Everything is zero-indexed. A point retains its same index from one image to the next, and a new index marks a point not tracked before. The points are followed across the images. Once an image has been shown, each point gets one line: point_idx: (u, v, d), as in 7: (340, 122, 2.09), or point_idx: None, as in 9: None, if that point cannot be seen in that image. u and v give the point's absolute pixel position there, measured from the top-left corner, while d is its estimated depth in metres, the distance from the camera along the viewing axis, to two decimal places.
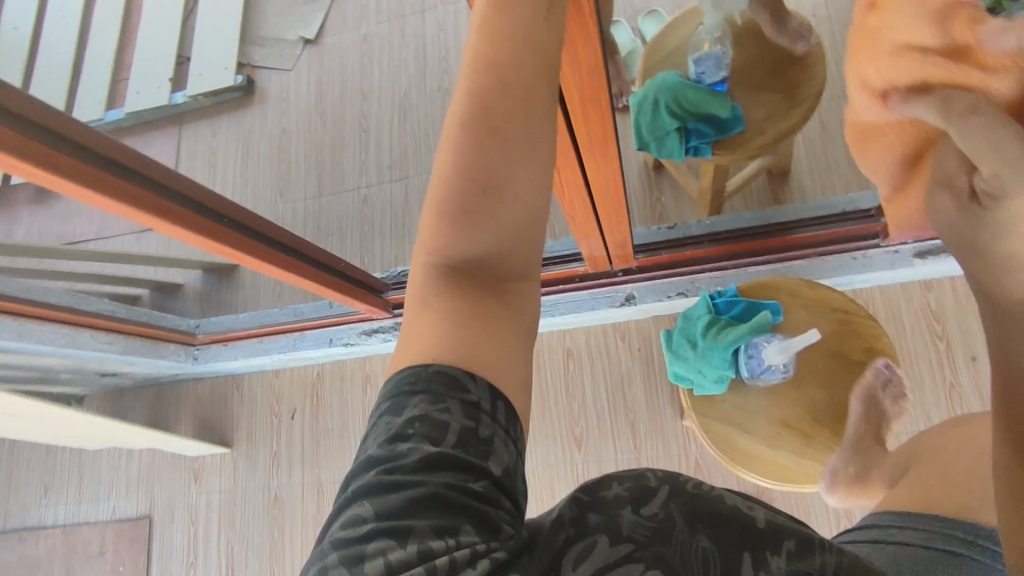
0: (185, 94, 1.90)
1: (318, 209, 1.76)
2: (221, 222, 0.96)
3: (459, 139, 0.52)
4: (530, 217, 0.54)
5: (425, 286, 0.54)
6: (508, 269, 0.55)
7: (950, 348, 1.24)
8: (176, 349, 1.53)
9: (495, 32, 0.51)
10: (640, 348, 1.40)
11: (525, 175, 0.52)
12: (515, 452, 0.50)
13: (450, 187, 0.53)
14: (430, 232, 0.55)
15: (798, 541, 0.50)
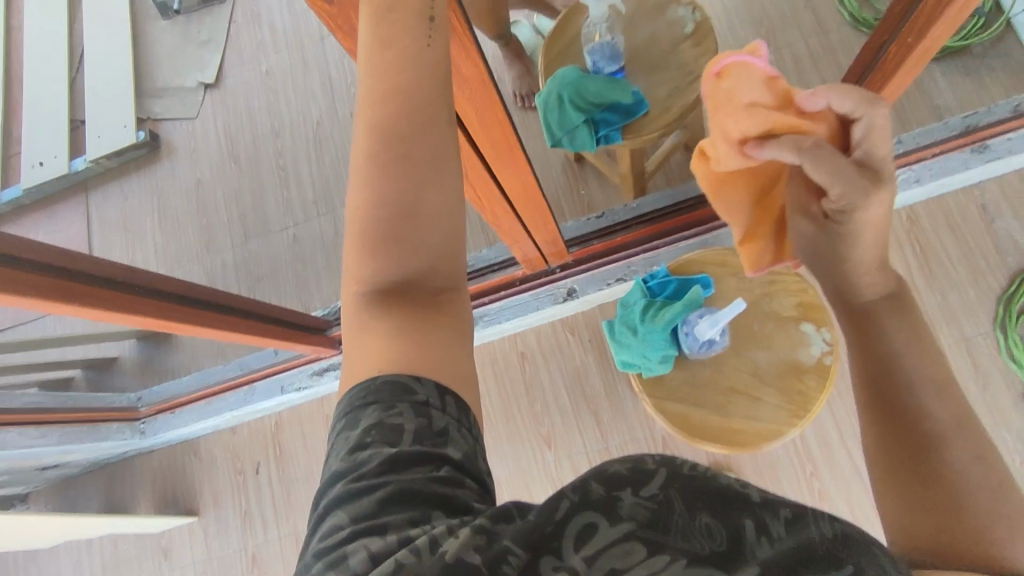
0: (86, 160, 1.82)
1: (248, 255, 1.71)
2: (136, 293, 0.91)
3: (368, 156, 0.49)
4: (451, 228, 0.51)
5: (356, 308, 0.49)
6: (437, 282, 0.50)
7: None
8: (119, 426, 1.46)
9: (377, 62, 0.48)
10: (591, 338, 1.42)
11: (440, 184, 0.49)
12: (471, 438, 0.47)
13: (365, 210, 0.49)
14: (354, 256, 0.50)
15: (794, 511, 0.44)
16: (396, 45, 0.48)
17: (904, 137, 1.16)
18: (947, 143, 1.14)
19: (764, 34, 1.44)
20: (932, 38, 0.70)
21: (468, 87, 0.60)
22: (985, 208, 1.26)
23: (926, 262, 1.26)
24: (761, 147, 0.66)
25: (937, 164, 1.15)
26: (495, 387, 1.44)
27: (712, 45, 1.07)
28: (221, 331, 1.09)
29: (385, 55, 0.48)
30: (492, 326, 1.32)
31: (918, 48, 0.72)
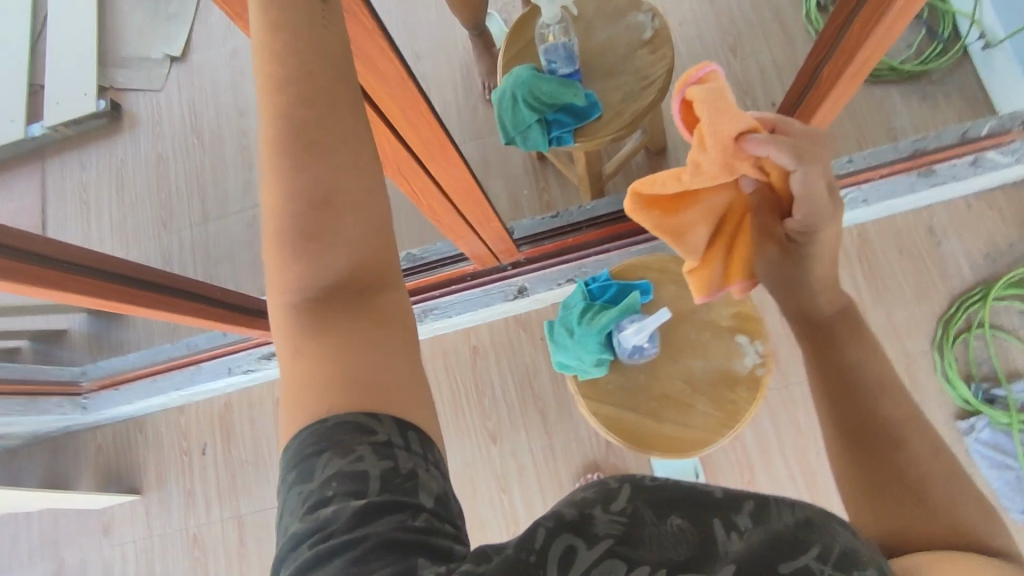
0: (44, 126, 1.77)
1: (206, 234, 1.68)
2: (66, 270, 0.85)
3: (276, 166, 0.46)
4: (373, 217, 0.47)
5: (292, 331, 0.46)
6: (373, 278, 0.47)
7: None
8: (59, 400, 1.43)
9: (277, 53, 0.45)
10: (543, 338, 1.42)
11: (353, 176, 0.46)
12: (441, 478, 0.44)
13: (279, 223, 0.46)
14: (279, 272, 0.47)
15: (758, 503, 0.43)
16: (291, 29, 0.45)
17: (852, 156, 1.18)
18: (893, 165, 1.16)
19: (730, 46, 1.46)
20: (862, 61, 0.71)
21: (383, 81, 0.60)
22: (932, 230, 1.28)
23: (872, 280, 1.28)
24: (759, 143, 0.61)
25: (883, 185, 1.18)
26: (445, 380, 1.44)
27: (667, 51, 1.07)
28: (165, 314, 1.07)
29: (282, 36, 0.45)
30: (441, 320, 1.31)
31: (850, 70, 0.73)
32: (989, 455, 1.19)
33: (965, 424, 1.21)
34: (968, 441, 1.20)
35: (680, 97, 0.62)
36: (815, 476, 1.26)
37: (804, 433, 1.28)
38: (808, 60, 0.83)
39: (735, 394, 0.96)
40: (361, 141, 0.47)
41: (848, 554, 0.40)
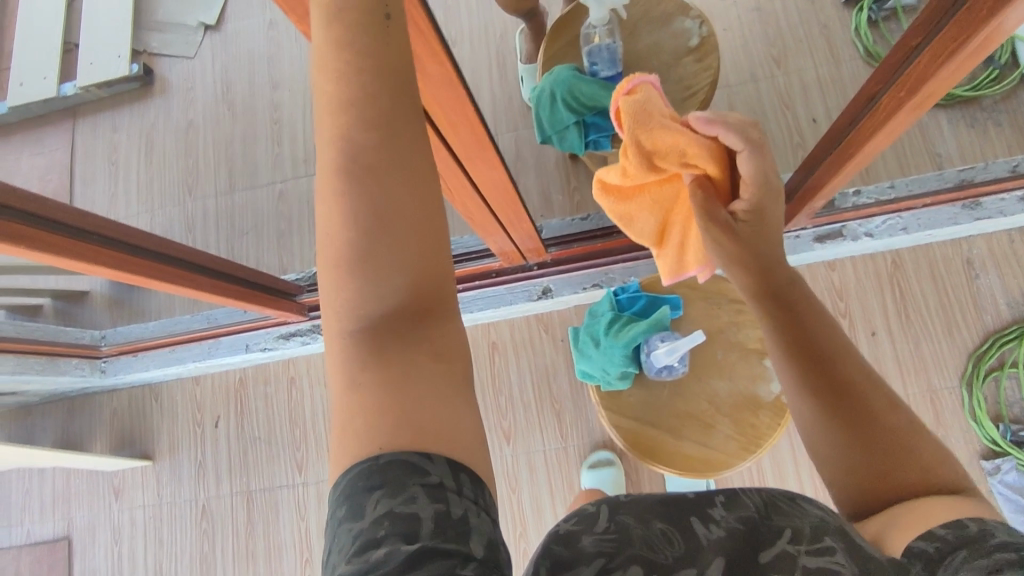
0: (76, 85, 1.76)
1: (231, 207, 1.67)
2: (96, 242, 0.86)
3: (334, 190, 0.41)
4: (433, 242, 0.43)
5: (341, 365, 0.42)
6: (428, 308, 0.43)
7: (852, 323, 1.27)
8: (78, 362, 1.44)
9: (345, 69, 0.40)
10: (564, 339, 1.41)
11: (412, 199, 0.42)
12: (493, 521, 0.42)
13: (335, 249, 0.42)
14: (330, 299, 0.42)
15: (728, 496, 0.55)
16: (356, 36, 0.40)
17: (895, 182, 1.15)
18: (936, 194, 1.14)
19: (777, 56, 1.42)
20: (929, 91, 0.67)
21: (435, 86, 0.58)
22: (970, 263, 1.25)
23: (903, 309, 1.26)
24: (708, 124, 0.64)
25: (926, 215, 1.15)
26: None
27: (714, 61, 1.04)
28: (179, 287, 1.05)
29: (349, 37, 0.40)
30: (463, 313, 1.31)
31: (911, 102, 0.69)
32: (1012, 498, 1.17)
33: (991, 465, 1.19)
34: (992, 482, 1.18)
35: (614, 108, 0.68)
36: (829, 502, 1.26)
37: None
38: (864, 86, 0.79)
39: (760, 419, 0.95)
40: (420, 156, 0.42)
41: (818, 527, 0.49)
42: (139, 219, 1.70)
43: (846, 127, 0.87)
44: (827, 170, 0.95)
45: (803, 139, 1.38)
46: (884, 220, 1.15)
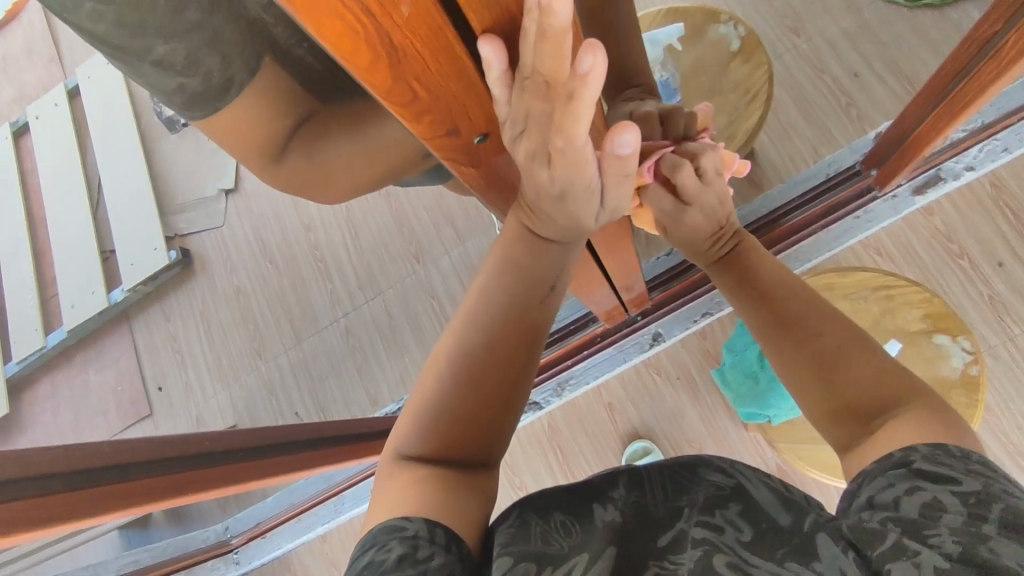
0: (124, 290, 1.79)
1: (302, 355, 1.65)
2: (243, 459, 0.76)
3: (447, 343, 0.52)
4: (502, 400, 0.51)
5: (388, 465, 0.48)
6: (472, 449, 0.49)
7: (974, 262, 1.24)
8: (213, 563, 1.48)
9: (501, 265, 0.54)
10: (679, 376, 1.32)
11: (499, 365, 0.51)
12: (461, 567, 0.41)
13: (428, 385, 0.51)
14: (404, 421, 0.51)
15: (631, 479, 0.51)
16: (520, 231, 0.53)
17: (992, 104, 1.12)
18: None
19: (792, 27, 1.39)
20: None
21: None
22: None
23: (1019, 226, 1.23)
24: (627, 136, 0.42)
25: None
26: (590, 445, 1.34)
27: (761, 58, 1.04)
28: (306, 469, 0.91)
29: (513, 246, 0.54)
30: (580, 386, 1.30)
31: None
32: None
33: None
34: None
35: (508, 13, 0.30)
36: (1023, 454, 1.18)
37: (995, 406, 1.20)
38: (977, 29, 0.78)
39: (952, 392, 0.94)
40: (520, 347, 0.52)
41: (714, 497, 0.47)
42: (218, 398, 1.67)
43: (953, 75, 0.86)
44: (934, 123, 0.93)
45: (850, 97, 1.33)
46: (981, 147, 1.19)
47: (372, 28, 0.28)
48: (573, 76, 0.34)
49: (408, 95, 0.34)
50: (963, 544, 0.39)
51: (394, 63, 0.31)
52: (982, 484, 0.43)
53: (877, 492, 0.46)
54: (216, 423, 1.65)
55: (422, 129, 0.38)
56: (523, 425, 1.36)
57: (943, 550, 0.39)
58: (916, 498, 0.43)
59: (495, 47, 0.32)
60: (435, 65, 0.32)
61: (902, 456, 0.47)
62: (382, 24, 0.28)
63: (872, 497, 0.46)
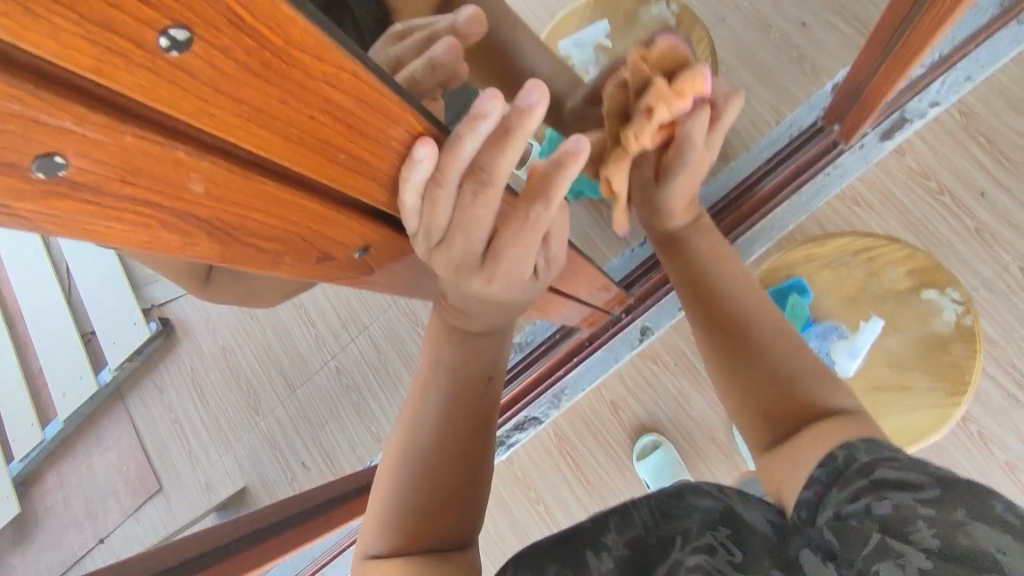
0: (111, 369, 1.77)
1: (299, 404, 1.62)
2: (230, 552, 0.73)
3: (404, 418, 0.49)
4: (470, 467, 0.47)
5: (367, 561, 0.45)
6: (449, 526, 0.45)
7: (954, 195, 1.21)
8: None
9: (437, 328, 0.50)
10: (678, 363, 1.27)
11: (458, 430, 0.48)
12: None
13: (392, 467, 0.47)
14: (375, 509, 0.47)
15: (622, 516, 0.54)
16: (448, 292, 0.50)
17: (947, 37, 1.09)
18: (986, 29, 1.13)
19: None
20: None
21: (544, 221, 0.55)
22: None
23: (994, 151, 1.19)
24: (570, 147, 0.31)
25: (982, 54, 1.16)
26: (599, 447, 1.29)
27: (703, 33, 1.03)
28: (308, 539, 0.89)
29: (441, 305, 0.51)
30: (578, 394, 1.28)
31: None
32: None
33: None
34: None
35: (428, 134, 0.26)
36: None
37: (1001, 340, 1.17)
38: None
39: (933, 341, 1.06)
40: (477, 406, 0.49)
41: (706, 520, 0.51)
42: (224, 460, 1.65)
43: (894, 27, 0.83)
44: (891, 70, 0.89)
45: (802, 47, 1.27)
46: (942, 81, 1.17)
47: (160, 215, 0.21)
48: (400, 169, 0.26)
49: (252, 251, 0.26)
50: (940, 537, 0.40)
51: (215, 236, 0.23)
52: (926, 474, 0.45)
53: (841, 505, 0.46)
54: (225, 488, 1.63)
55: (289, 269, 0.30)
56: (529, 439, 1.31)
57: (924, 546, 0.40)
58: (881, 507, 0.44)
59: (433, 148, 0.25)
60: (276, 223, 0.25)
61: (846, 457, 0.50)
62: (182, 207, 0.21)
63: (838, 512, 0.46)
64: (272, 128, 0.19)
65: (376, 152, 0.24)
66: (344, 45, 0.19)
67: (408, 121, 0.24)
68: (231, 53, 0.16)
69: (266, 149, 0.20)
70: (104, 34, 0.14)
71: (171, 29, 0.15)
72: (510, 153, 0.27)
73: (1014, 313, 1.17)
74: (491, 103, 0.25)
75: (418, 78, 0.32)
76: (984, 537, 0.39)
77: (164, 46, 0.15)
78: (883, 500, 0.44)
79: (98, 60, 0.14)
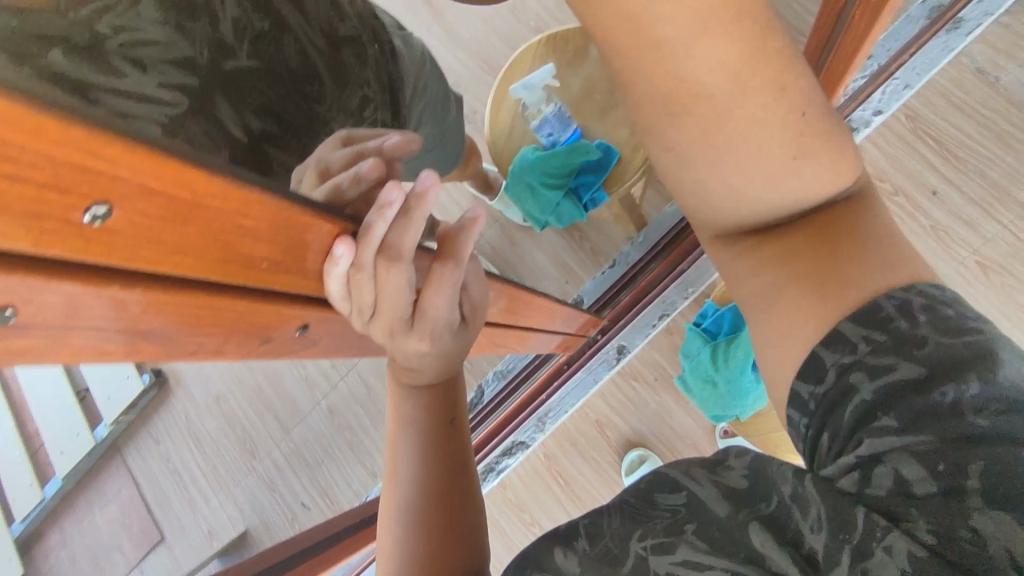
0: (107, 424, 1.77)
1: (294, 445, 1.65)
2: None
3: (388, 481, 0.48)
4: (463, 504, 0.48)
5: None
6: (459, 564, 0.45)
7: (909, 196, 1.25)
8: None
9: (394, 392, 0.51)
10: (658, 377, 1.31)
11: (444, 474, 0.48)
12: None
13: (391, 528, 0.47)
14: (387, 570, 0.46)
15: (590, 527, 0.40)
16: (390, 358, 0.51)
17: (880, 44, 1.14)
18: (918, 39, 1.18)
19: None
20: None
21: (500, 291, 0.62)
22: (982, 72, 1.22)
23: (944, 151, 1.24)
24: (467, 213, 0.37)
25: (922, 58, 1.20)
26: (588, 465, 1.32)
27: None
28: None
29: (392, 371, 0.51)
30: (559, 418, 1.31)
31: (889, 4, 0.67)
32: None
33: None
34: None
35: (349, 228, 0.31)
36: None
37: None
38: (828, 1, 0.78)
39: None
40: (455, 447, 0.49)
41: None
42: (225, 507, 1.67)
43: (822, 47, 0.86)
44: (825, 87, 0.92)
45: None
46: (884, 89, 1.21)
47: (109, 332, 0.25)
48: (326, 261, 0.30)
49: (199, 344, 0.30)
50: (939, 527, 0.33)
51: (158, 335, 0.27)
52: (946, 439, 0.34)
53: (834, 472, 0.38)
54: (227, 533, 1.65)
55: (237, 354, 0.33)
56: (518, 464, 1.33)
57: (920, 537, 0.33)
58: (879, 484, 0.35)
59: (351, 243, 0.29)
60: (216, 320, 0.28)
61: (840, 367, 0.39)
62: (125, 322, 0.24)
63: (832, 480, 0.37)
64: (192, 253, 0.23)
65: (299, 253, 0.28)
66: (249, 182, 0.22)
67: (322, 227, 0.27)
68: (149, 210, 0.20)
69: (192, 268, 0.24)
70: (42, 222, 0.17)
71: (93, 207, 0.18)
72: (411, 232, 0.30)
73: (973, 305, 1.21)
74: (395, 193, 0.28)
75: (344, 192, 0.30)
76: (1001, 537, 0.32)
77: (89, 220, 0.19)
78: (882, 468, 0.35)
79: (37, 240, 0.18)
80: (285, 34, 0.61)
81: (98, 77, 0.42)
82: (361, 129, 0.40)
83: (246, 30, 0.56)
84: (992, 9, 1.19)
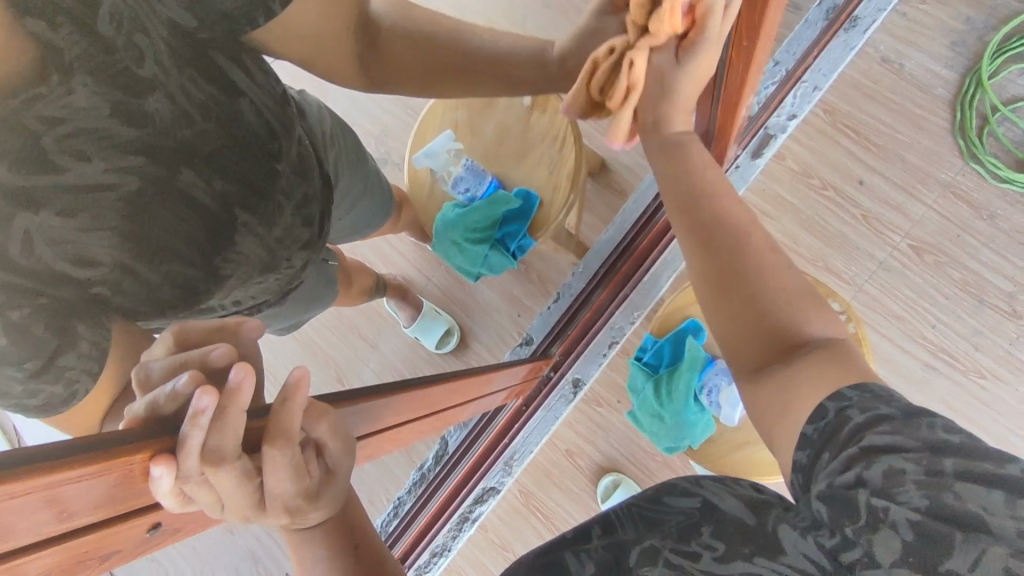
0: None
1: None
2: None
3: None
4: None
5: None
6: None
7: (837, 188, 1.26)
8: None
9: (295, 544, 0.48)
10: (621, 399, 1.30)
11: None
12: None
13: None
14: None
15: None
16: None
17: (774, 57, 1.19)
18: (819, 41, 1.20)
19: None
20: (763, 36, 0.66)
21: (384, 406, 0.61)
22: (888, 59, 1.25)
23: (864, 141, 1.26)
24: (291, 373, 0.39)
25: (824, 61, 1.24)
26: (564, 497, 1.30)
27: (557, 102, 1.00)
28: None
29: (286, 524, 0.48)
30: (526, 458, 1.31)
31: (759, 47, 0.68)
32: None
33: None
34: None
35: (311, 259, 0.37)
36: (945, 348, 1.21)
37: (907, 314, 1.23)
38: None
39: None
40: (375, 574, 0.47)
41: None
42: None
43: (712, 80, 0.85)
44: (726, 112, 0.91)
45: None
46: (794, 94, 1.24)
47: None
48: (137, 479, 0.34)
49: None
50: (928, 497, 0.37)
51: None
52: (921, 436, 0.40)
53: (834, 473, 0.41)
54: None
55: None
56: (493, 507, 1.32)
57: (913, 505, 0.38)
58: (875, 470, 0.39)
59: (168, 464, 0.34)
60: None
61: (838, 409, 0.43)
62: None
63: (833, 479, 0.41)
64: None
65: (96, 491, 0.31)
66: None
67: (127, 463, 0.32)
68: None
69: None
70: None
71: None
72: (228, 428, 0.36)
73: (912, 287, 1.23)
74: (204, 400, 0.33)
75: (159, 408, 0.36)
76: (978, 498, 0.36)
77: None
78: (882, 460, 0.39)
79: None
80: (236, 96, 0.56)
81: (34, 180, 0.46)
82: (194, 321, 0.45)
83: (189, 98, 0.53)
84: (883, 4, 1.23)
